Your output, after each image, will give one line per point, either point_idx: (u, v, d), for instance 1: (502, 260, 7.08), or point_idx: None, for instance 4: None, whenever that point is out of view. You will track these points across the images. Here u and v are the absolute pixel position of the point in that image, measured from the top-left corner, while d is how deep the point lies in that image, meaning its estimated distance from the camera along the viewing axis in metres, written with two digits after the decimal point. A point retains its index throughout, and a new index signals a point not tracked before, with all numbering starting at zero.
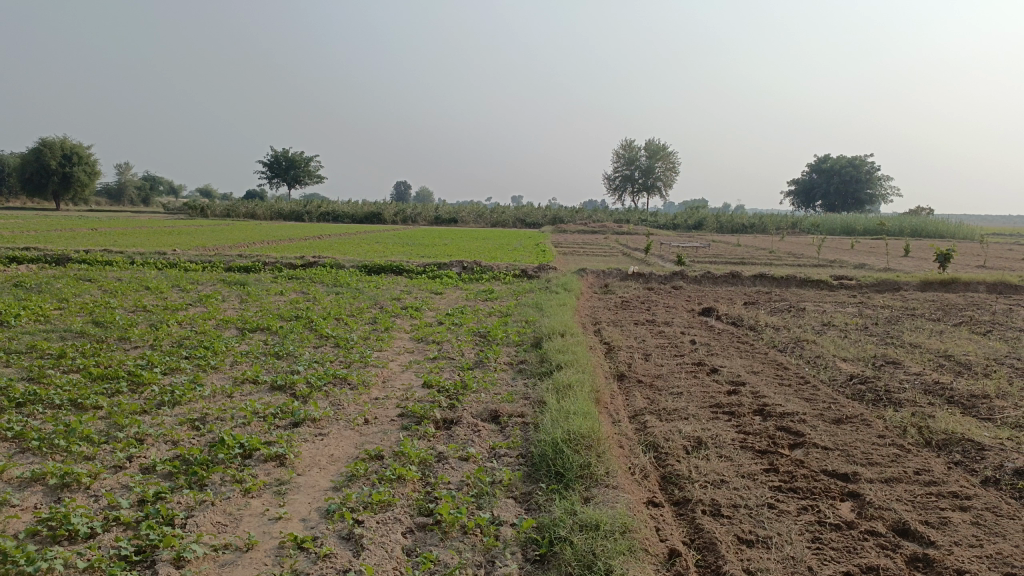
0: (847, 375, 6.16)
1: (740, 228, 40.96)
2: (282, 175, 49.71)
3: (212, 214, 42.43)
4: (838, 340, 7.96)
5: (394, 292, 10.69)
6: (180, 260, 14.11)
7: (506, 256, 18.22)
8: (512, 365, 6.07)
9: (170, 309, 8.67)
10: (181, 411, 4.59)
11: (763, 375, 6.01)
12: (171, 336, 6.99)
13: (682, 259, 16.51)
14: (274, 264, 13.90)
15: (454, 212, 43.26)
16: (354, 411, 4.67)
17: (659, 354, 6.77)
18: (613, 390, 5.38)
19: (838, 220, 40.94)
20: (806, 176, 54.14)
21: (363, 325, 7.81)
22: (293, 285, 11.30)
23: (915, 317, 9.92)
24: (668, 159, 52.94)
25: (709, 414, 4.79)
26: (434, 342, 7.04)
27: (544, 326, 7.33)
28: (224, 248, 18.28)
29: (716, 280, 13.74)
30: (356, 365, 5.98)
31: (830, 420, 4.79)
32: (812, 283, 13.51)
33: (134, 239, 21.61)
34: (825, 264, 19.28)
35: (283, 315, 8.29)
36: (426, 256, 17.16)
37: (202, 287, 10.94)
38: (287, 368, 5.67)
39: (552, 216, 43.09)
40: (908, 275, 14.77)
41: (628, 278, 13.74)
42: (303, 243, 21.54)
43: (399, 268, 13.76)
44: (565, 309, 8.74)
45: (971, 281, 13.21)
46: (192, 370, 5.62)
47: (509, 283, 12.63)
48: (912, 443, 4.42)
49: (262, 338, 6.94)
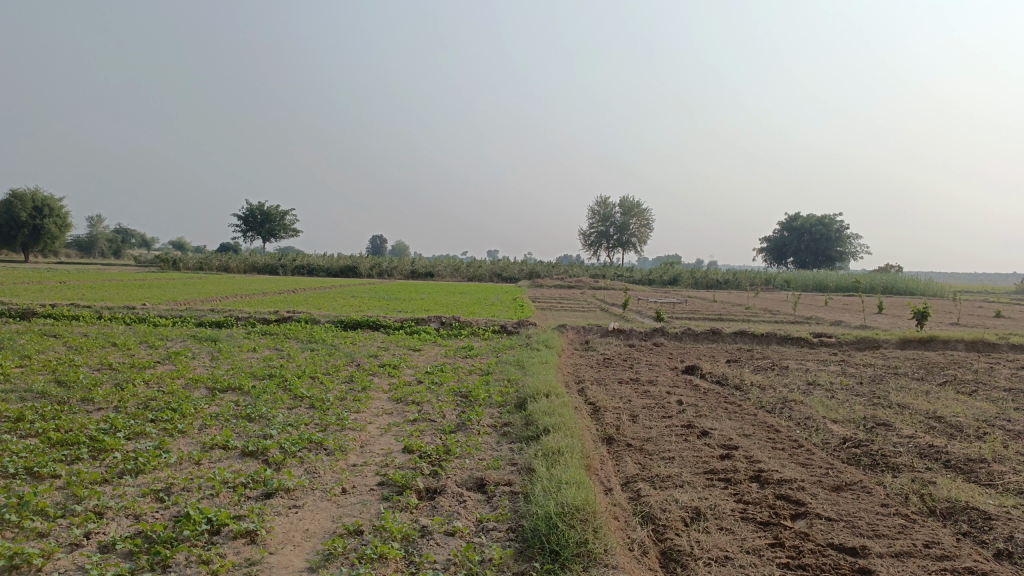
0: (840, 438, 6.00)
1: (715, 284, 41.25)
2: (257, 229, 49.43)
3: (184, 266, 41.91)
4: (826, 400, 7.82)
5: (372, 349, 10.44)
6: (150, 315, 13.74)
7: (484, 311, 18.06)
8: (495, 428, 5.83)
9: (137, 367, 8.33)
10: (144, 482, 4.28)
11: (755, 439, 5.82)
12: (137, 396, 6.66)
13: (662, 315, 16.44)
14: (247, 320, 13.57)
15: (430, 266, 43.16)
16: (330, 480, 4.39)
17: (646, 415, 6.58)
18: (602, 454, 5.16)
19: (812, 276, 41.37)
20: (778, 234, 55.01)
21: (340, 384, 7.54)
22: (266, 342, 10.99)
23: (899, 376, 9.86)
24: (643, 216, 53.68)
25: (704, 481, 4.59)
26: (414, 402, 6.78)
27: (527, 386, 7.11)
28: (195, 302, 17.90)
29: (696, 337, 13.65)
30: (332, 428, 5.70)
31: (830, 488, 4.61)
32: (792, 341, 13.46)
33: (102, 292, 21.15)
34: (802, 321, 19.35)
35: (256, 373, 7.98)
36: (403, 311, 16.92)
37: (172, 343, 10.60)
38: (259, 433, 5.38)
39: (529, 271, 43.19)
40: (887, 332, 14.80)
41: (609, 335, 13.59)
42: (277, 298, 21.21)
43: (376, 324, 13.49)
44: (547, 367, 8.54)
45: (950, 340, 13.25)
46: (158, 434, 5.30)
47: (488, 339, 12.41)
48: (916, 512, 4.24)
49: (233, 399, 6.64)
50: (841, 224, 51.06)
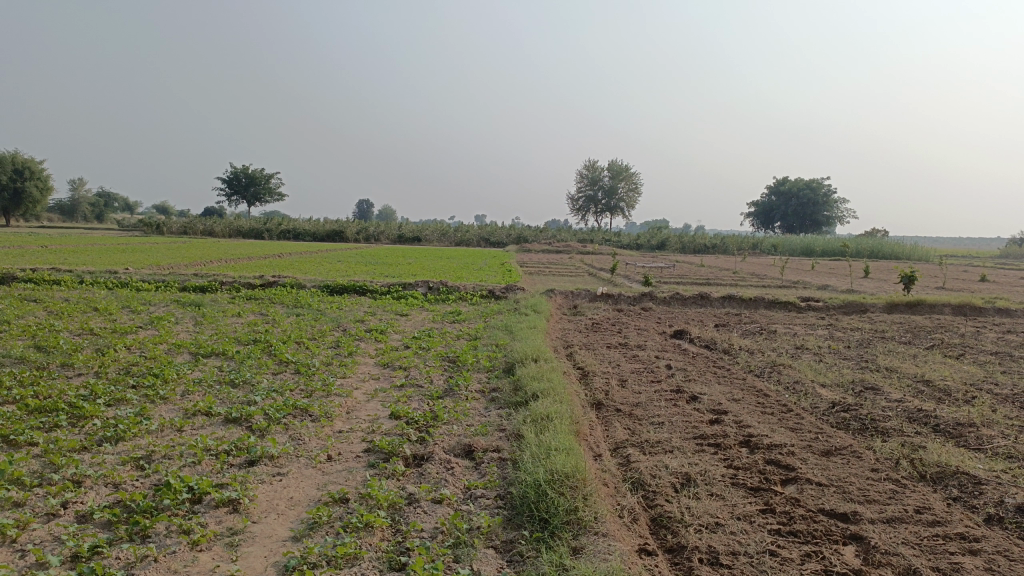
0: (829, 403, 5.97)
1: (702, 248, 41.28)
2: (242, 193, 48.83)
3: (168, 230, 41.45)
4: (815, 364, 7.80)
5: (359, 314, 10.33)
6: (132, 279, 13.54)
7: (472, 275, 17.94)
8: (483, 394, 5.76)
9: (119, 332, 8.19)
10: (124, 450, 4.19)
11: (745, 404, 5.78)
12: (118, 362, 6.54)
13: (650, 280, 16.40)
14: (232, 284, 13.41)
15: (417, 231, 42.87)
16: (315, 447, 4.31)
17: (635, 380, 6.53)
18: (591, 420, 5.11)
19: (799, 241, 41.41)
20: (766, 198, 54.95)
21: (325, 350, 7.44)
22: (251, 307, 10.85)
23: (886, 340, 9.87)
24: (632, 180, 53.46)
25: (694, 446, 4.55)
26: (401, 368, 6.70)
27: (515, 351, 7.04)
28: (179, 267, 17.69)
29: (685, 301, 13.62)
30: (318, 394, 5.61)
31: (820, 452, 4.58)
32: (780, 305, 13.46)
33: (85, 257, 20.90)
34: (790, 285, 19.38)
35: (240, 339, 7.86)
36: (390, 275, 16.76)
37: (155, 308, 10.44)
38: (243, 399, 5.29)
39: (517, 235, 43.03)
40: (875, 297, 14.84)
41: (597, 299, 13.55)
42: (262, 262, 21.02)
43: (362, 288, 13.36)
44: (535, 332, 8.47)
45: (937, 304, 13.28)
46: (139, 401, 5.20)
47: (476, 304, 12.34)
48: (906, 477, 4.22)
49: (217, 364, 6.53)
50: (829, 189, 51.07)
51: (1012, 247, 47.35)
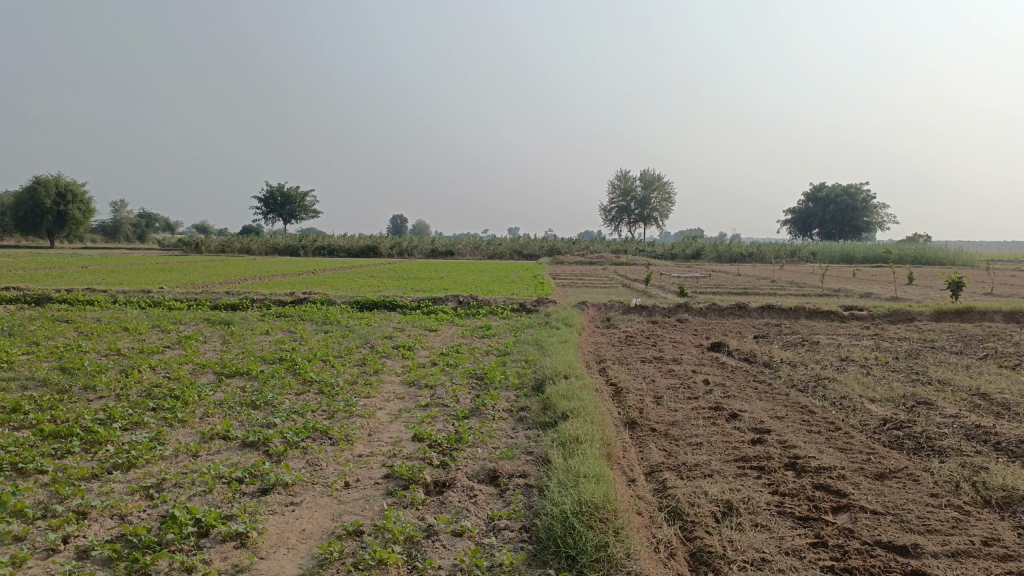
0: (879, 420, 5.61)
1: (739, 257, 40.60)
2: (278, 210, 49.38)
3: (206, 249, 42.05)
4: (861, 377, 7.41)
5: (387, 330, 10.17)
6: (164, 298, 13.57)
7: (504, 288, 17.74)
8: (511, 414, 5.51)
9: (145, 352, 8.11)
10: (135, 478, 4.02)
11: (789, 422, 5.44)
12: (140, 384, 6.43)
13: (685, 290, 16.03)
14: (262, 301, 13.36)
15: (450, 245, 42.84)
16: (332, 473, 4.10)
17: (672, 396, 6.23)
18: (625, 441, 4.84)
19: (839, 248, 40.52)
20: (803, 206, 53.96)
21: (350, 368, 7.25)
22: (280, 324, 10.75)
23: (936, 351, 9.40)
24: (665, 190, 52.92)
25: (736, 470, 4.24)
26: (427, 386, 6.48)
27: (545, 367, 6.76)
28: (212, 285, 17.76)
29: (722, 312, 13.23)
30: (339, 416, 5.41)
31: (873, 476, 4.24)
32: (821, 314, 13.01)
33: (122, 276, 21.14)
34: (831, 294, 18.84)
35: (265, 357, 7.72)
36: (420, 290, 16.62)
37: (185, 327, 10.39)
38: (262, 421, 5.11)
39: (550, 248, 42.89)
40: (921, 304, 14.31)
41: (631, 311, 13.23)
42: (295, 279, 21.07)
43: (392, 304, 13.23)
44: (567, 346, 8.21)
45: (987, 311, 12.72)
46: (157, 425, 5.05)
47: (507, 318, 12.10)
48: (969, 503, 3.87)
49: (240, 385, 6.38)
50: (868, 194, 50.01)
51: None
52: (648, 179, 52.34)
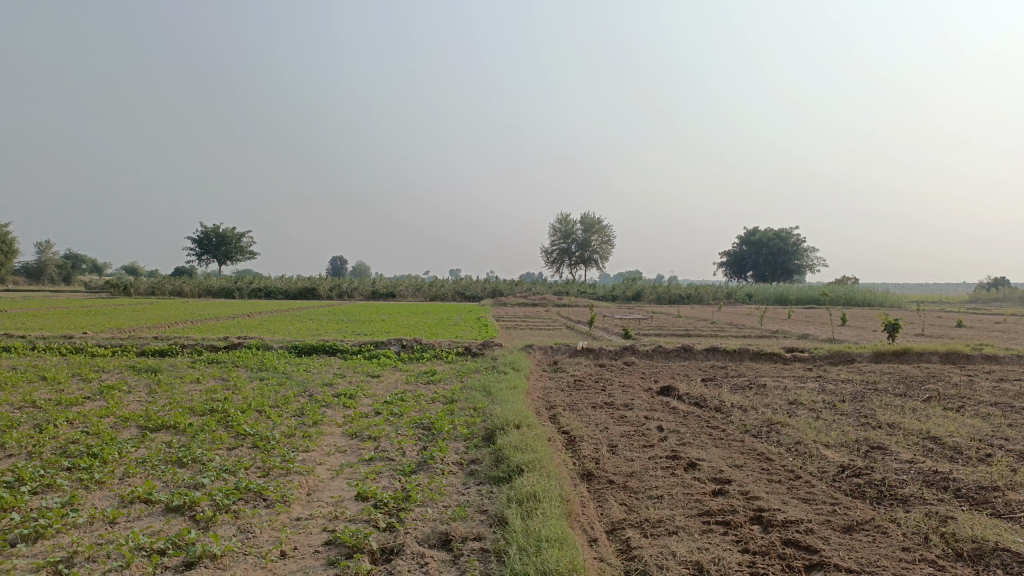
0: (837, 467, 5.50)
1: (677, 299, 41.16)
2: (213, 251, 48.08)
3: (136, 291, 40.52)
4: (812, 422, 7.34)
5: (327, 376, 9.72)
6: (87, 344, 12.80)
7: (447, 331, 17.39)
8: (461, 467, 5.21)
9: (63, 404, 7.51)
10: (41, 551, 3.55)
11: (749, 471, 5.27)
12: (54, 440, 5.89)
13: (629, 333, 15.98)
14: (194, 347, 12.73)
15: (391, 286, 42.33)
16: (267, 541, 3.72)
17: (626, 444, 6.01)
18: (583, 495, 4.58)
19: (774, 289, 41.47)
20: (738, 249, 55.34)
21: (288, 419, 6.81)
22: (212, 371, 10.20)
23: (880, 393, 9.47)
24: (605, 233, 53.64)
25: (701, 526, 4.03)
26: (370, 438, 6.11)
27: (495, 415, 6.47)
28: (140, 329, 16.91)
29: (668, 355, 13.18)
30: (275, 474, 5.01)
31: (840, 529, 4.09)
32: (765, 356, 13.09)
33: (45, 320, 20.05)
34: (770, 335, 19.12)
35: (195, 409, 7.22)
36: (361, 334, 16.15)
37: (109, 376, 9.75)
38: (190, 482, 4.68)
39: (492, 289, 42.76)
40: (859, 345, 14.58)
41: (577, 354, 13.08)
42: (230, 322, 20.33)
43: (332, 348, 12.75)
44: (516, 393, 7.94)
45: (923, 352, 12.99)
46: (71, 488, 4.57)
47: (452, 362, 11.80)
48: (942, 557, 3.73)
49: (165, 440, 5.90)
50: (799, 238, 51.64)
51: (983, 292, 47.93)
52: (588, 221, 53.07)
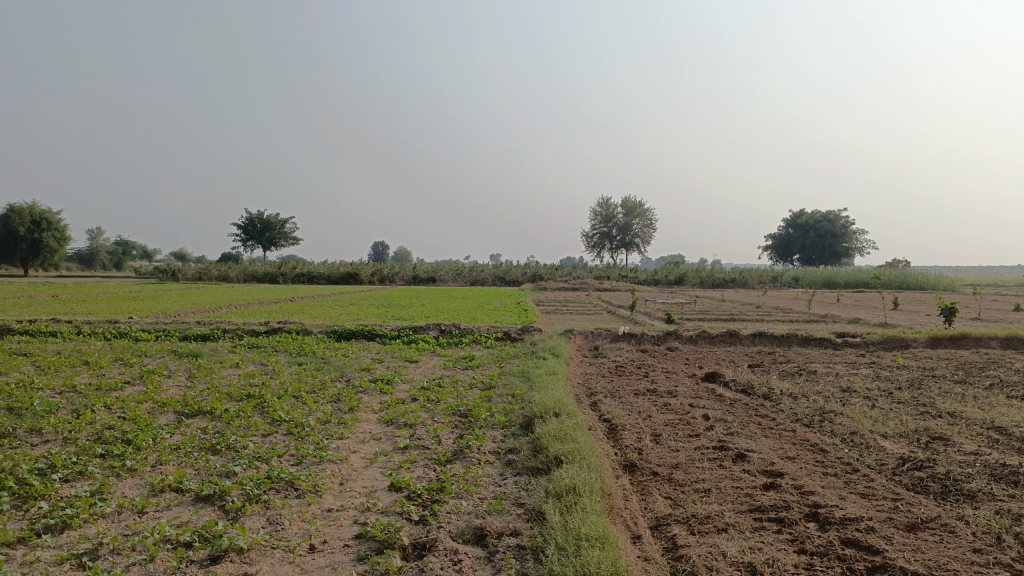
0: (897, 459, 5.18)
1: (721, 283, 40.42)
2: (257, 238, 48.69)
3: (183, 276, 41.27)
4: (867, 410, 6.99)
5: (365, 361, 9.64)
6: (131, 329, 12.94)
7: (487, 316, 17.23)
8: (498, 457, 5.03)
9: (103, 389, 7.52)
10: (67, 543, 3.46)
11: (802, 463, 4.98)
12: (91, 425, 5.87)
13: (672, 318, 15.63)
14: (234, 332, 12.78)
15: (432, 271, 42.40)
16: (296, 534, 3.58)
17: (671, 434, 5.77)
18: (625, 488, 4.37)
19: (822, 273, 40.43)
20: (782, 231, 54.11)
21: (324, 405, 6.72)
22: (251, 356, 10.20)
23: (938, 379, 9.02)
24: (647, 217, 52.92)
25: (752, 523, 3.78)
26: (406, 426, 5.97)
27: (534, 403, 6.27)
28: (184, 314, 17.10)
29: (712, 340, 12.82)
30: (308, 462, 4.88)
31: (904, 528, 3.80)
32: (814, 341, 12.66)
33: (94, 305, 20.44)
34: (819, 319, 18.57)
35: (232, 394, 7.16)
36: (400, 318, 16.10)
37: (151, 361, 9.80)
38: (221, 469, 4.58)
39: (533, 273, 42.59)
40: (914, 330, 14.00)
41: (619, 339, 12.81)
42: (273, 307, 20.50)
43: (371, 333, 12.68)
44: (556, 379, 7.72)
45: (983, 337, 12.42)
46: (102, 476, 4.50)
47: (490, 347, 11.64)
48: (1018, 560, 3.42)
49: (200, 427, 5.85)
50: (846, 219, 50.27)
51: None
52: (630, 205, 52.39)
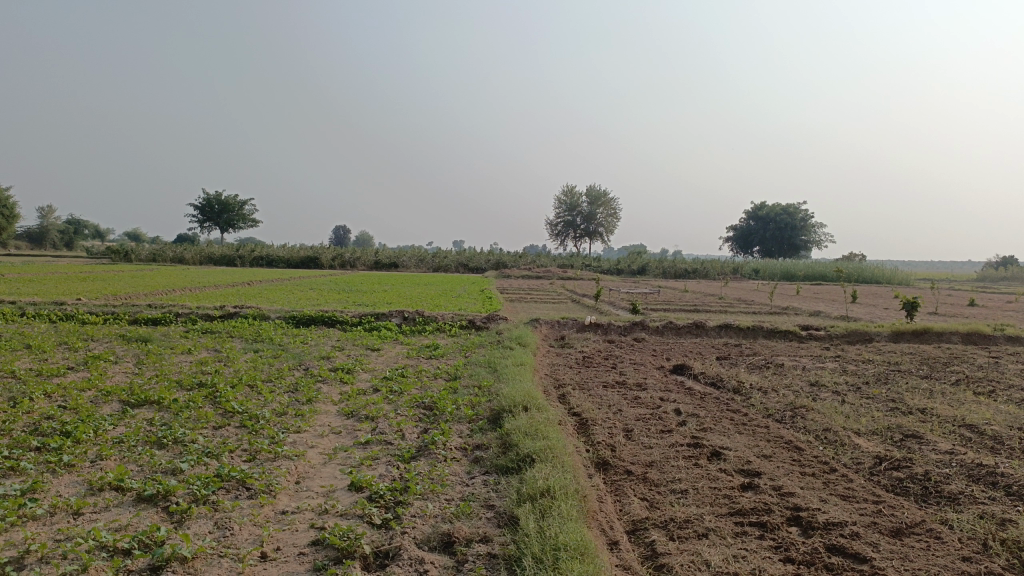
0: (873, 458, 5.06)
1: (683, 273, 40.63)
2: (215, 219, 47.53)
3: (137, 257, 40.09)
4: (839, 406, 6.90)
5: (324, 349, 9.29)
6: (79, 311, 12.36)
7: (451, 303, 16.92)
8: (465, 453, 4.78)
9: (43, 375, 7.07)
10: None
11: (778, 462, 4.83)
12: (28, 415, 5.46)
13: (637, 309, 15.51)
14: (188, 316, 12.29)
15: (394, 257, 41.92)
16: (246, 541, 3.29)
17: (643, 430, 5.57)
18: (599, 488, 4.16)
19: (781, 265, 40.89)
20: (744, 224, 54.60)
21: (281, 396, 6.39)
22: (205, 342, 9.78)
23: (904, 375, 9.02)
24: (610, 206, 52.87)
25: (734, 528, 3.60)
26: (368, 419, 5.69)
27: (502, 396, 6.03)
28: (135, 297, 16.45)
29: (679, 331, 12.72)
30: (262, 459, 4.57)
31: (889, 534, 3.66)
32: (779, 334, 12.64)
33: (41, 285, 19.62)
34: (781, 312, 18.65)
35: (182, 382, 6.80)
36: (362, 304, 15.72)
37: (97, 345, 9.32)
38: (166, 466, 4.25)
39: (496, 260, 42.34)
40: (876, 324, 14.09)
41: (585, 329, 12.64)
42: (231, 291, 19.91)
43: (332, 320, 12.31)
44: (523, 371, 7.49)
45: (944, 332, 12.52)
46: (35, 472, 4.13)
47: (455, 336, 11.37)
48: (1009, 569, 3.28)
49: (147, 418, 5.48)
50: (806, 213, 50.94)
51: (991, 271, 47.25)
52: (594, 194, 52.27)
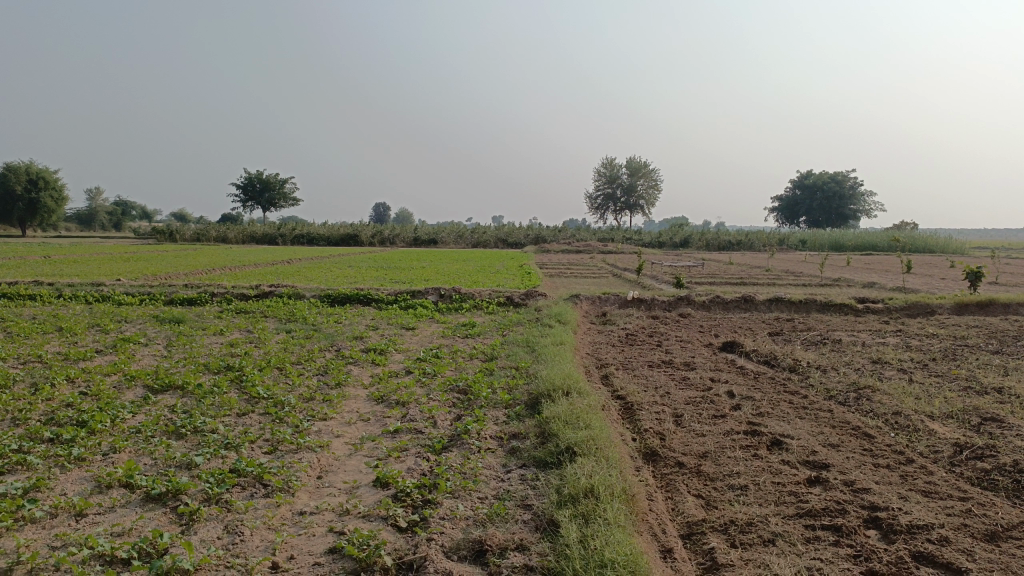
0: (953, 446, 4.55)
1: (728, 245, 39.59)
2: (257, 199, 47.84)
3: (182, 238, 40.54)
4: (907, 386, 6.35)
5: (358, 328, 9.02)
6: (115, 292, 12.27)
7: (489, 279, 16.57)
8: (501, 443, 4.41)
9: (70, 359, 6.90)
10: None
11: (847, 452, 4.36)
12: (47, 402, 5.24)
13: (682, 283, 14.95)
14: (223, 296, 12.11)
15: (433, 233, 41.71)
16: (257, 549, 2.97)
17: (694, 415, 5.13)
18: (648, 484, 3.76)
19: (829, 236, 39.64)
20: (789, 193, 53.03)
21: (309, 379, 6.10)
22: (238, 322, 9.57)
23: (973, 349, 8.40)
24: (651, 176, 51.84)
25: (805, 532, 3.17)
26: (398, 404, 5.36)
27: (540, 379, 5.64)
28: (174, 277, 16.41)
29: (726, 306, 12.16)
30: (283, 451, 4.26)
31: (983, 539, 3.19)
32: (834, 308, 12.00)
33: (86, 266, 19.78)
34: (833, 284, 17.87)
35: (209, 365, 6.55)
36: (398, 281, 15.45)
37: (129, 327, 9.17)
38: (181, 460, 3.95)
39: (535, 235, 41.91)
40: (937, 295, 13.31)
41: (628, 305, 12.18)
42: (268, 269, 19.82)
43: (367, 298, 12.04)
44: (563, 350, 7.09)
45: (1012, 304, 11.75)
46: (43, 467, 3.88)
47: (493, 313, 11.02)
48: None
49: (168, 405, 5.22)
50: (854, 181, 49.26)
51: None
52: (633, 163, 51.37)
